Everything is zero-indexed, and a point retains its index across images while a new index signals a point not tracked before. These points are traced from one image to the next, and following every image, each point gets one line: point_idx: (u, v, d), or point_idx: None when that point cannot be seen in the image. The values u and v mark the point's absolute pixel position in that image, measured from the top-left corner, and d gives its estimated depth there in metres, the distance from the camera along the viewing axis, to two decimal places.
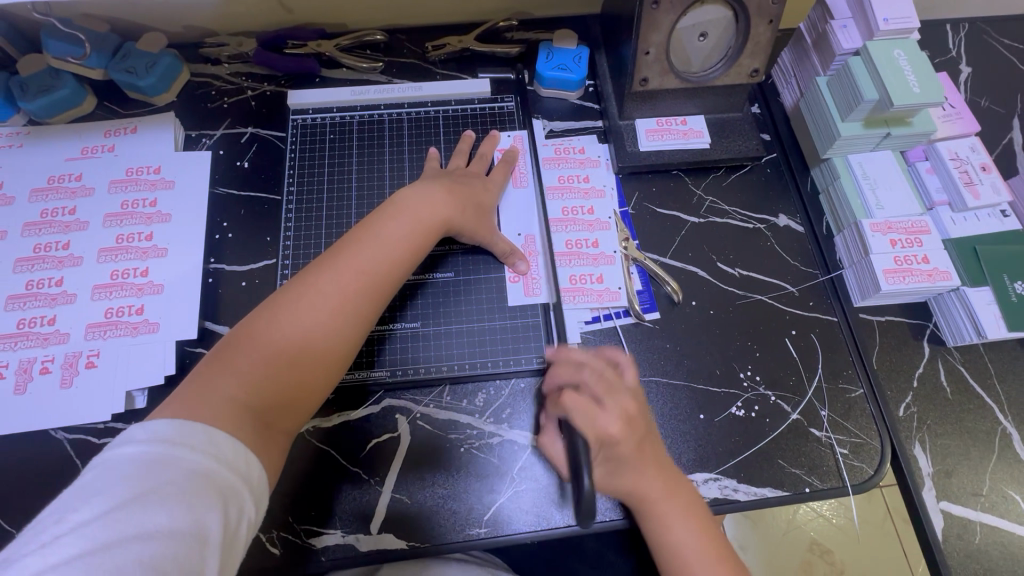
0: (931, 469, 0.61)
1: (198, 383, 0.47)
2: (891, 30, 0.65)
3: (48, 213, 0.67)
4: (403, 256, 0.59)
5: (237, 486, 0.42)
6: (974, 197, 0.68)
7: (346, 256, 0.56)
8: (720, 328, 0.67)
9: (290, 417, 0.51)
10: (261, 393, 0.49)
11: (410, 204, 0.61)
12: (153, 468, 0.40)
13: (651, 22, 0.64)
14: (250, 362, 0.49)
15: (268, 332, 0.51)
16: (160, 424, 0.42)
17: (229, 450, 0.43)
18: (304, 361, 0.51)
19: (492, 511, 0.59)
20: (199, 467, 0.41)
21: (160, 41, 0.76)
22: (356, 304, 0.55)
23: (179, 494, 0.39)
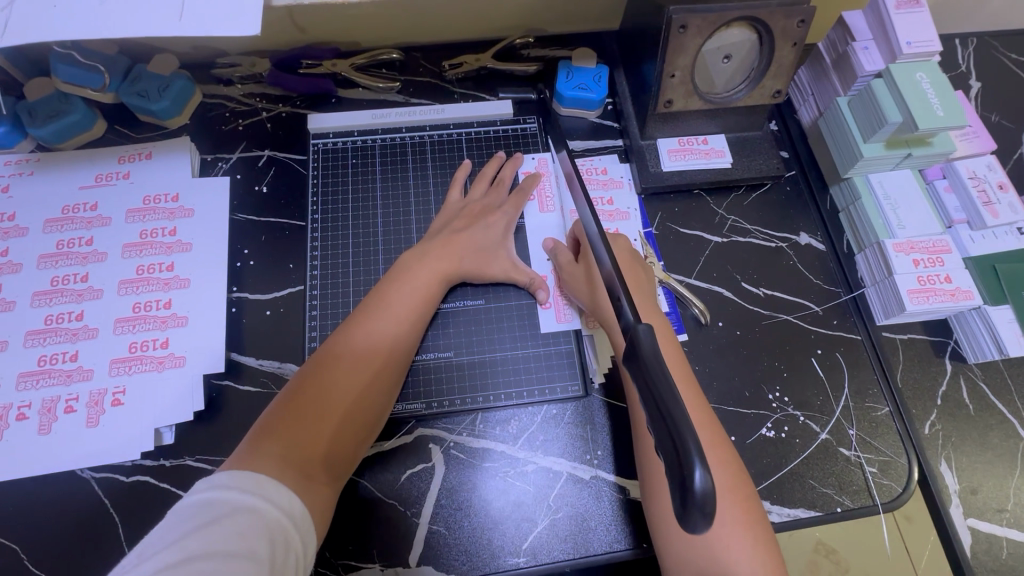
0: (957, 487, 0.63)
1: (261, 443, 0.48)
2: (914, 53, 0.67)
3: (64, 244, 0.66)
4: (426, 304, 0.61)
5: (284, 524, 0.44)
6: (993, 215, 0.69)
7: (372, 308, 0.58)
8: (748, 349, 0.68)
9: (335, 468, 0.51)
10: (305, 450, 0.49)
11: (427, 252, 0.63)
12: (207, 508, 0.42)
13: (678, 46, 0.63)
14: (306, 417, 0.51)
15: (307, 392, 0.52)
16: (215, 474, 0.44)
17: (275, 490, 0.45)
18: (348, 412, 0.53)
19: (530, 540, 0.59)
20: (249, 504, 0.43)
21: (172, 62, 0.74)
22: (387, 354, 0.57)
23: (232, 526, 0.41)
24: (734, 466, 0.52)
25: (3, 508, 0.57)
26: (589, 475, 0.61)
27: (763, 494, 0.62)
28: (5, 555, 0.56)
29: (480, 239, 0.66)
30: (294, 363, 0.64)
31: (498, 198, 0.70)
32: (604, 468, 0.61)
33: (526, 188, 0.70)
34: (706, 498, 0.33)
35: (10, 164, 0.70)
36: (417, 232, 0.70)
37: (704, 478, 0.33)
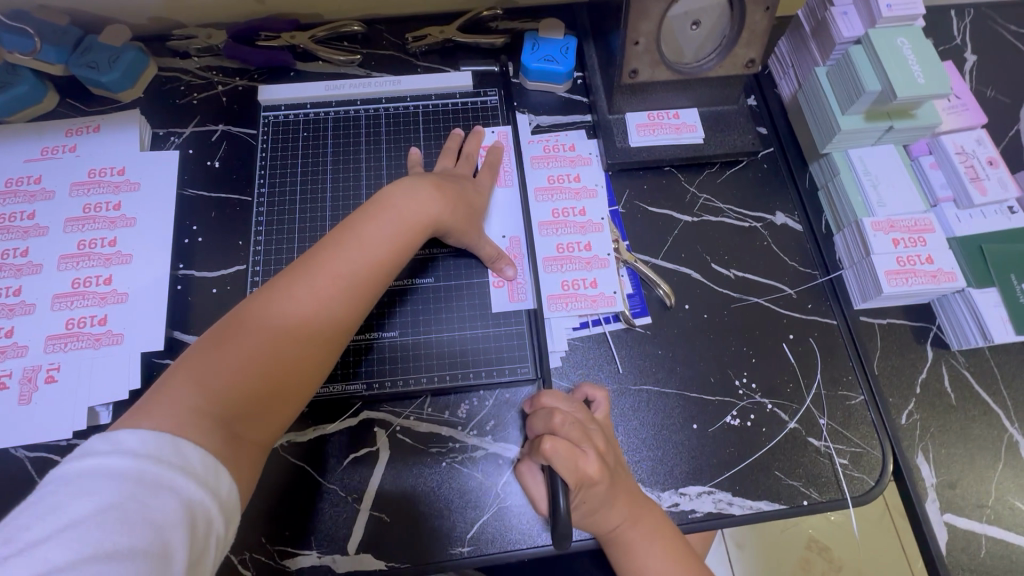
0: (935, 480, 0.59)
1: (170, 394, 0.44)
2: (894, 17, 0.63)
3: (5, 218, 0.64)
4: (382, 267, 0.54)
5: (208, 506, 0.40)
6: (980, 193, 0.65)
7: (313, 268, 0.51)
8: (714, 333, 0.64)
9: (258, 432, 0.47)
10: (225, 416, 0.45)
11: (392, 204, 0.56)
12: (117, 486, 0.37)
13: (641, 10, 0.60)
14: (228, 371, 0.46)
15: (226, 356, 0.47)
16: (124, 435, 0.39)
17: (199, 464, 0.40)
18: (275, 371, 0.48)
19: (476, 529, 0.56)
20: (169, 484, 0.38)
21: (123, 34, 0.72)
22: (329, 321, 0.51)
23: (145, 513, 0.36)
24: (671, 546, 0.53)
25: None
26: None
27: (724, 486, 0.58)
28: None
29: (450, 197, 0.60)
30: None
31: (468, 169, 0.66)
32: None
33: (494, 163, 0.68)
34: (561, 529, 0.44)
35: None
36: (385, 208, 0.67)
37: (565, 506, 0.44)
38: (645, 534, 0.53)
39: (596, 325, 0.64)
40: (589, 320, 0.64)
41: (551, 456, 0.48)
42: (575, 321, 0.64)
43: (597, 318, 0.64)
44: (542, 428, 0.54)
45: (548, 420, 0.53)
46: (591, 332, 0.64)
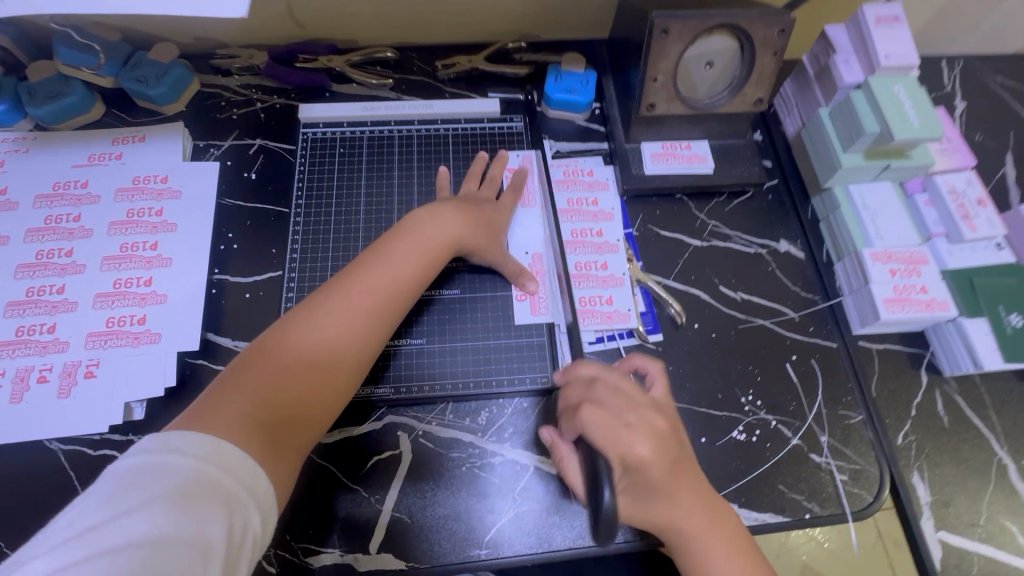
0: (929, 498, 0.62)
1: (213, 402, 0.46)
2: (892, 67, 0.68)
3: (52, 219, 0.67)
4: (411, 282, 0.58)
5: (239, 493, 0.41)
6: (971, 229, 0.70)
7: (348, 286, 0.55)
8: (722, 352, 0.68)
9: (294, 440, 0.49)
10: (270, 419, 0.47)
11: (419, 226, 0.61)
12: (149, 479, 0.39)
13: (660, 50, 0.65)
14: (267, 381, 0.49)
15: (265, 366, 0.49)
16: (171, 434, 0.42)
17: (239, 462, 0.42)
18: (311, 381, 0.50)
19: (493, 533, 0.58)
20: (195, 473, 0.40)
21: (172, 52, 0.77)
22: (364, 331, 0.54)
23: (176, 502, 0.39)
24: (733, 534, 0.53)
25: None
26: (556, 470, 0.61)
27: (730, 498, 0.61)
28: None
29: (473, 219, 0.65)
30: None
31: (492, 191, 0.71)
32: None
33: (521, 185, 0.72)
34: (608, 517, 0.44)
35: (6, 141, 0.72)
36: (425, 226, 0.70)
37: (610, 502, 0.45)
38: (705, 517, 0.52)
39: (611, 341, 0.67)
40: (604, 336, 0.67)
41: (588, 425, 0.51)
42: (591, 335, 0.67)
43: (611, 333, 0.68)
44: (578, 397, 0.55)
45: (586, 388, 0.55)
46: (606, 347, 0.67)
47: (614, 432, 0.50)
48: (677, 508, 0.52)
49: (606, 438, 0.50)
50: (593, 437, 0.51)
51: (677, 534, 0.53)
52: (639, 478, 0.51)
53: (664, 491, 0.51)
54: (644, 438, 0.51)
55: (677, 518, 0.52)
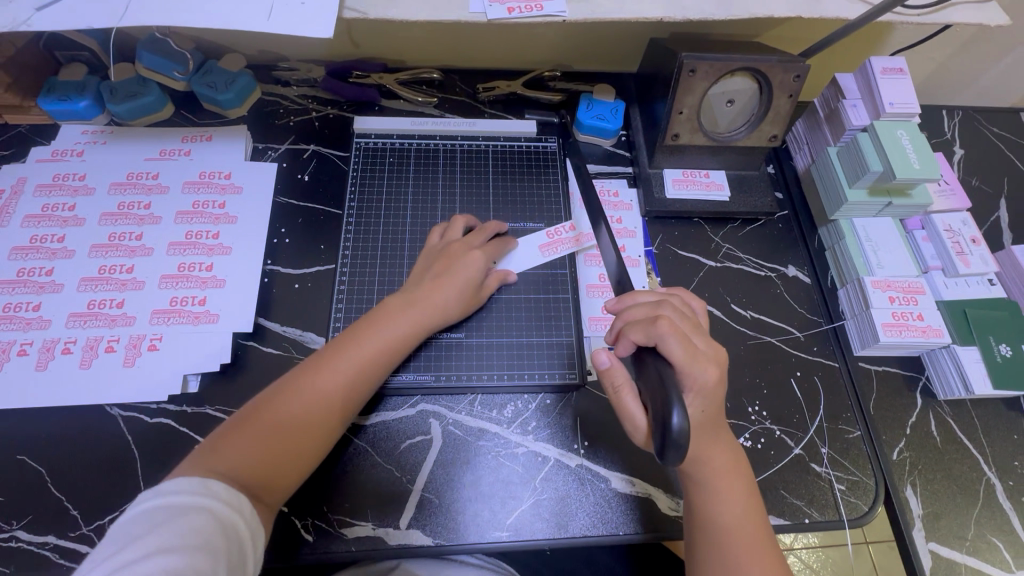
0: (921, 511, 0.67)
1: (215, 450, 0.53)
2: (896, 113, 0.74)
3: (125, 206, 0.73)
4: (380, 365, 0.61)
5: (235, 521, 0.48)
6: (965, 265, 0.76)
7: (319, 368, 0.58)
8: (732, 364, 0.73)
9: (281, 484, 0.54)
10: (249, 479, 0.52)
11: (399, 310, 0.63)
12: (158, 512, 0.46)
13: (687, 87, 0.72)
14: (260, 433, 0.54)
15: (261, 422, 0.55)
16: (167, 482, 0.48)
17: (227, 494, 0.49)
18: (298, 433, 0.56)
19: (515, 516, 0.63)
20: (196, 504, 0.47)
21: (240, 62, 0.84)
22: (332, 413, 0.58)
23: (186, 525, 0.45)
24: (745, 483, 0.55)
25: (35, 432, 0.62)
26: (575, 463, 0.65)
27: None
28: (30, 473, 0.61)
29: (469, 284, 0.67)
30: (314, 332, 0.71)
31: (479, 242, 0.71)
32: (589, 458, 0.66)
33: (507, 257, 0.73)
34: (679, 434, 0.45)
35: (86, 133, 0.79)
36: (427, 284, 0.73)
37: (681, 421, 0.45)
38: (721, 462, 0.55)
39: None
40: None
41: (667, 339, 0.52)
42: None
43: None
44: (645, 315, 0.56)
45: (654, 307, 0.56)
46: None
47: (691, 354, 0.52)
48: (709, 442, 0.55)
49: (684, 357, 0.51)
50: (674, 356, 0.51)
51: (700, 467, 0.54)
52: (705, 403, 0.53)
53: (712, 420, 0.54)
54: (711, 365, 0.53)
55: (706, 450, 0.54)
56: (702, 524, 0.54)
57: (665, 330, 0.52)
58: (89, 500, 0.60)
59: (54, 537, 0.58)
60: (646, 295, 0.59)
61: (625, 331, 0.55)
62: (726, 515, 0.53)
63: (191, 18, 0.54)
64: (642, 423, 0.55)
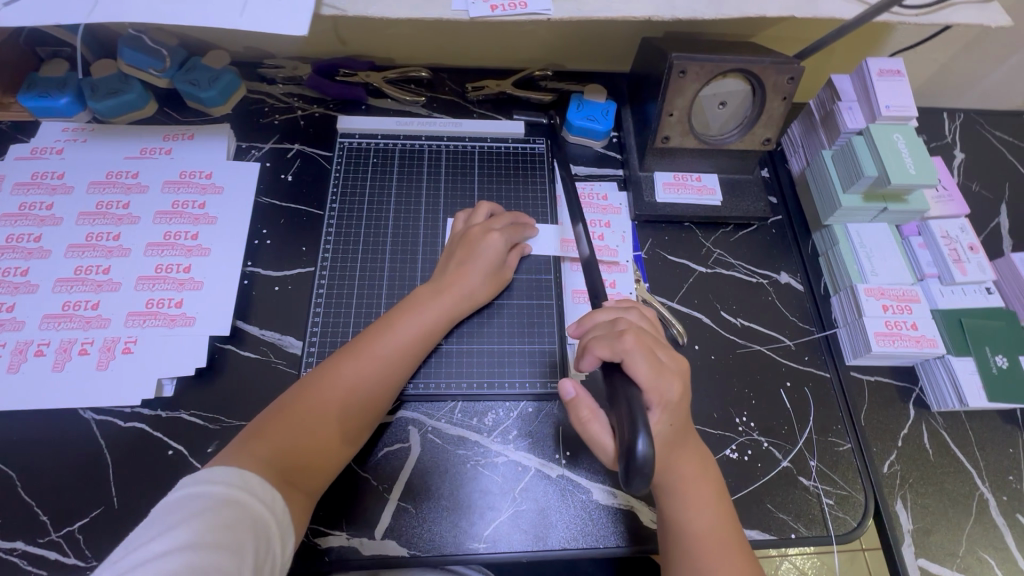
0: (911, 527, 0.65)
1: (253, 439, 0.53)
2: (892, 117, 0.72)
3: (103, 205, 0.72)
4: (412, 356, 0.62)
5: (265, 517, 0.48)
6: (962, 273, 0.74)
7: (352, 358, 0.59)
8: (720, 372, 0.71)
9: (316, 473, 0.55)
10: (285, 468, 0.52)
11: (427, 301, 0.64)
12: (190, 502, 0.46)
13: (678, 88, 0.70)
14: (296, 422, 0.55)
15: (299, 410, 0.56)
16: (202, 471, 0.49)
17: (259, 487, 0.49)
18: (332, 422, 0.56)
19: (492, 527, 0.61)
20: (232, 497, 0.47)
21: (224, 60, 0.83)
22: (365, 402, 0.59)
23: (214, 518, 0.45)
24: (716, 489, 0.54)
25: (7, 436, 0.62)
26: (556, 473, 0.64)
27: None
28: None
29: (493, 275, 0.68)
30: (293, 336, 0.69)
31: (498, 225, 0.70)
32: (570, 468, 0.64)
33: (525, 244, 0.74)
34: (644, 458, 0.44)
35: (66, 131, 0.78)
36: (409, 289, 0.71)
37: (646, 447, 0.44)
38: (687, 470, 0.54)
39: None
40: None
41: (632, 356, 0.51)
42: None
43: None
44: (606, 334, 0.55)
45: (612, 326, 0.56)
46: None
47: (660, 372, 0.52)
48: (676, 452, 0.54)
49: (649, 374, 0.51)
50: (639, 374, 0.51)
51: (670, 476, 0.53)
52: (673, 418, 0.52)
53: (680, 434, 0.54)
54: (676, 378, 0.53)
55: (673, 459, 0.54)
56: (673, 534, 0.53)
57: (630, 345, 0.51)
58: (58, 506, 0.59)
59: (22, 543, 0.57)
60: (605, 313, 0.59)
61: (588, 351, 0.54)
62: (696, 524, 0.52)
63: (164, 16, 0.53)
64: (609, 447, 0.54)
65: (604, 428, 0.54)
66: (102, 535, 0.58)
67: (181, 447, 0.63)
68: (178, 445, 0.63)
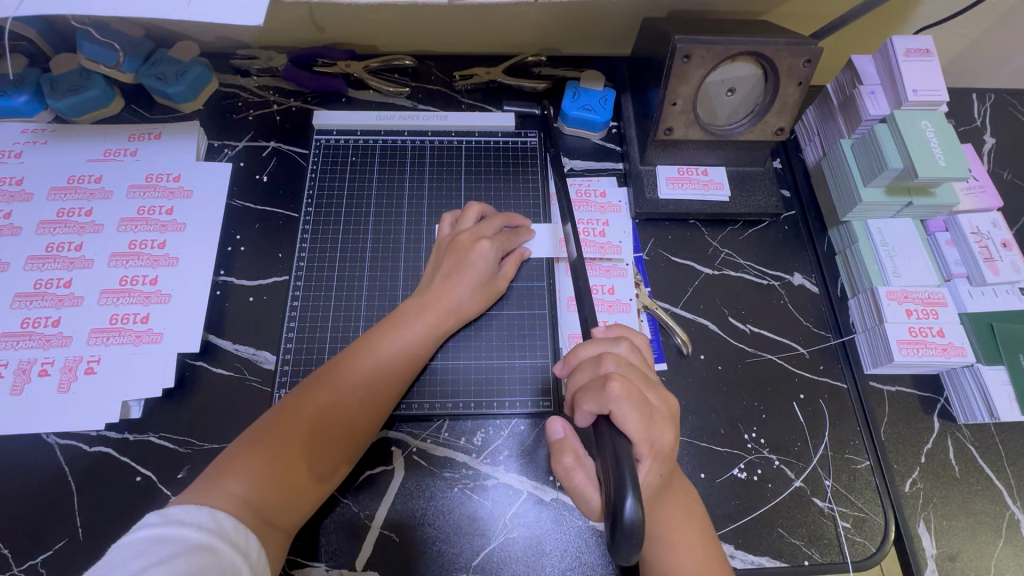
0: (934, 551, 0.60)
1: (222, 473, 0.49)
2: (919, 101, 0.66)
3: (64, 213, 0.68)
4: (397, 380, 0.58)
5: (239, 566, 0.44)
6: (993, 273, 0.67)
7: (332, 383, 0.55)
8: (727, 385, 0.66)
9: (294, 511, 0.51)
10: (259, 507, 0.48)
11: (413, 319, 0.60)
12: (157, 546, 0.41)
13: (682, 75, 0.64)
14: (271, 454, 0.51)
15: (274, 441, 0.51)
16: (172, 508, 0.44)
17: (233, 529, 0.45)
18: (310, 454, 0.52)
19: (481, 557, 0.57)
20: (205, 544, 0.43)
21: (193, 51, 0.77)
22: (346, 432, 0.54)
23: (183, 566, 0.40)
24: (701, 533, 0.52)
25: None
26: (549, 497, 0.60)
27: (728, 537, 0.59)
28: None
29: (484, 288, 0.63)
30: (268, 351, 0.65)
31: (489, 232, 0.64)
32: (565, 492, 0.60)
33: (521, 248, 0.68)
34: (633, 528, 0.39)
35: (25, 132, 0.73)
36: (390, 302, 0.66)
37: (634, 511, 0.40)
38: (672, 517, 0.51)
39: None
40: None
41: (623, 409, 0.46)
42: None
43: None
44: (592, 377, 0.50)
45: (597, 367, 0.51)
46: None
47: (648, 420, 0.47)
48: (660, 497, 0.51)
49: (639, 427, 0.47)
50: (630, 429, 0.46)
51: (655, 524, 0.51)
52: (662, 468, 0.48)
53: (664, 484, 0.50)
54: (666, 426, 0.50)
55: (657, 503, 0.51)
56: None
57: (618, 393, 0.46)
58: (20, 538, 0.56)
59: None
60: (591, 347, 0.54)
61: (577, 401, 0.49)
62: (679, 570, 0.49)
63: (107, 8, 0.48)
64: (596, 499, 0.49)
65: (591, 479, 0.50)
66: (65, 569, 0.55)
67: (149, 472, 0.59)
68: (147, 471, 0.59)
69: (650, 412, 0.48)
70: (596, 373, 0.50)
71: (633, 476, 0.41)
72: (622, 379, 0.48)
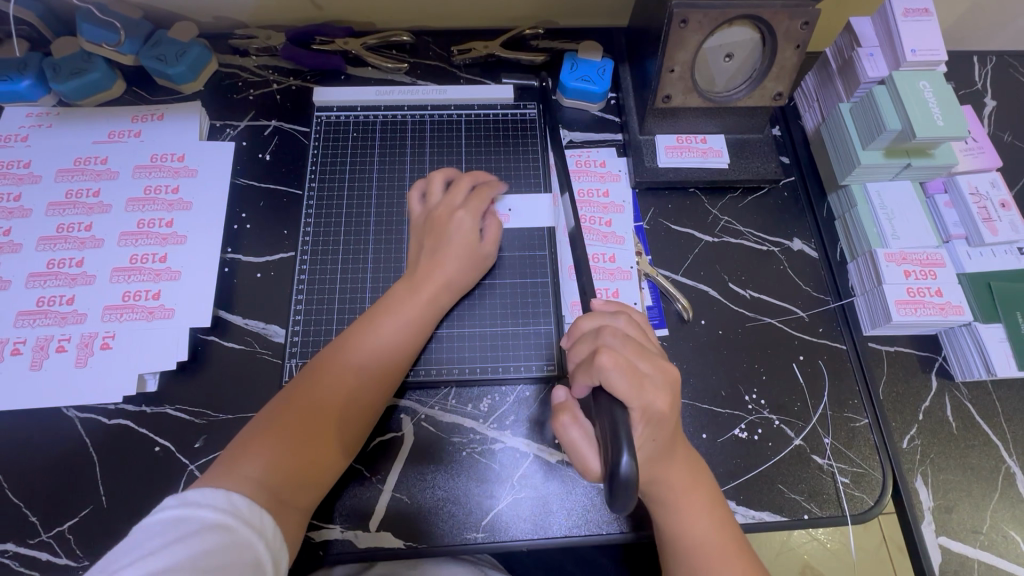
0: (931, 504, 0.62)
1: (233, 461, 0.50)
2: (918, 62, 0.66)
3: (73, 194, 0.69)
4: (397, 358, 0.59)
5: (255, 543, 0.45)
6: (992, 233, 0.68)
7: (331, 366, 0.56)
8: (728, 349, 0.67)
9: (310, 491, 0.53)
10: (274, 489, 0.50)
11: (409, 297, 0.60)
12: (175, 526, 0.43)
13: (679, 40, 0.64)
14: (279, 441, 0.52)
15: (281, 428, 0.53)
16: (188, 490, 0.45)
17: (247, 509, 0.47)
18: (319, 437, 0.53)
19: (491, 517, 0.59)
20: (222, 523, 0.44)
21: (192, 31, 0.76)
22: (352, 412, 0.56)
23: (200, 546, 0.42)
24: (709, 496, 0.53)
25: None
26: (555, 458, 0.61)
27: (729, 494, 0.61)
28: None
29: (476, 263, 0.64)
30: (277, 325, 0.66)
31: (476, 202, 0.65)
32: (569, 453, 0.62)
33: (515, 218, 0.68)
34: (628, 481, 0.41)
35: (31, 115, 0.73)
36: (394, 274, 0.67)
37: (629, 467, 0.41)
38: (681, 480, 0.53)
39: None
40: None
41: (609, 388, 0.48)
42: None
43: None
44: (588, 351, 0.53)
45: (596, 340, 0.52)
46: None
47: (636, 386, 0.48)
48: (664, 464, 0.52)
49: (630, 392, 0.48)
50: (620, 395, 0.47)
51: (659, 486, 0.52)
52: (655, 433, 0.49)
53: (667, 448, 0.52)
54: (661, 393, 0.50)
55: (663, 472, 0.52)
56: (667, 540, 0.53)
57: (607, 364, 0.48)
58: (46, 507, 0.58)
59: (13, 544, 0.56)
60: (590, 321, 0.55)
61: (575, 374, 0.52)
62: (689, 534, 0.52)
63: None
64: (595, 461, 0.51)
65: (585, 437, 0.52)
66: (91, 534, 0.57)
67: (168, 443, 0.61)
68: (165, 441, 0.61)
69: (642, 377, 0.49)
70: (592, 346, 0.53)
71: (628, 432, 0.44)
72: (612, 350, 0.50)
